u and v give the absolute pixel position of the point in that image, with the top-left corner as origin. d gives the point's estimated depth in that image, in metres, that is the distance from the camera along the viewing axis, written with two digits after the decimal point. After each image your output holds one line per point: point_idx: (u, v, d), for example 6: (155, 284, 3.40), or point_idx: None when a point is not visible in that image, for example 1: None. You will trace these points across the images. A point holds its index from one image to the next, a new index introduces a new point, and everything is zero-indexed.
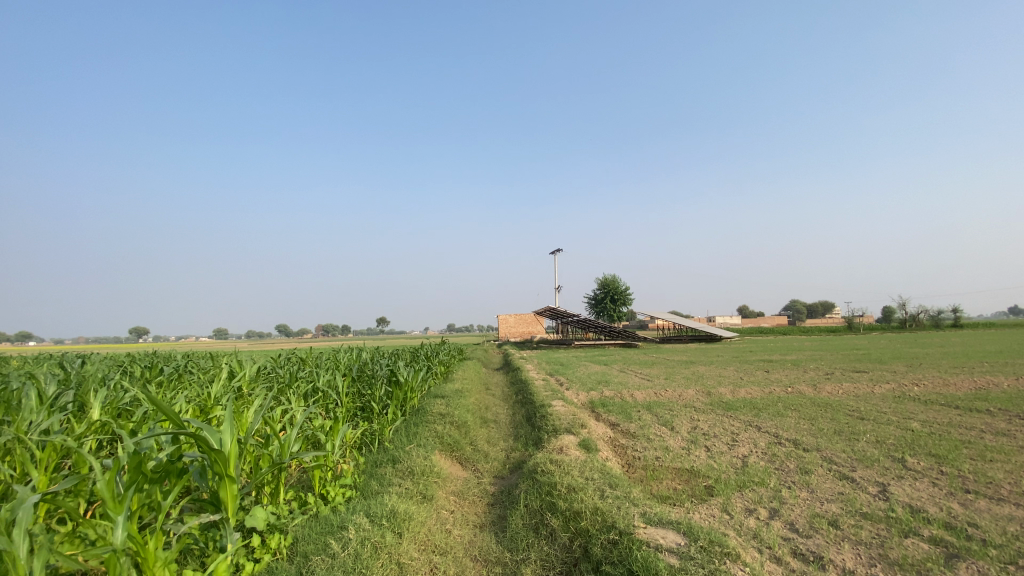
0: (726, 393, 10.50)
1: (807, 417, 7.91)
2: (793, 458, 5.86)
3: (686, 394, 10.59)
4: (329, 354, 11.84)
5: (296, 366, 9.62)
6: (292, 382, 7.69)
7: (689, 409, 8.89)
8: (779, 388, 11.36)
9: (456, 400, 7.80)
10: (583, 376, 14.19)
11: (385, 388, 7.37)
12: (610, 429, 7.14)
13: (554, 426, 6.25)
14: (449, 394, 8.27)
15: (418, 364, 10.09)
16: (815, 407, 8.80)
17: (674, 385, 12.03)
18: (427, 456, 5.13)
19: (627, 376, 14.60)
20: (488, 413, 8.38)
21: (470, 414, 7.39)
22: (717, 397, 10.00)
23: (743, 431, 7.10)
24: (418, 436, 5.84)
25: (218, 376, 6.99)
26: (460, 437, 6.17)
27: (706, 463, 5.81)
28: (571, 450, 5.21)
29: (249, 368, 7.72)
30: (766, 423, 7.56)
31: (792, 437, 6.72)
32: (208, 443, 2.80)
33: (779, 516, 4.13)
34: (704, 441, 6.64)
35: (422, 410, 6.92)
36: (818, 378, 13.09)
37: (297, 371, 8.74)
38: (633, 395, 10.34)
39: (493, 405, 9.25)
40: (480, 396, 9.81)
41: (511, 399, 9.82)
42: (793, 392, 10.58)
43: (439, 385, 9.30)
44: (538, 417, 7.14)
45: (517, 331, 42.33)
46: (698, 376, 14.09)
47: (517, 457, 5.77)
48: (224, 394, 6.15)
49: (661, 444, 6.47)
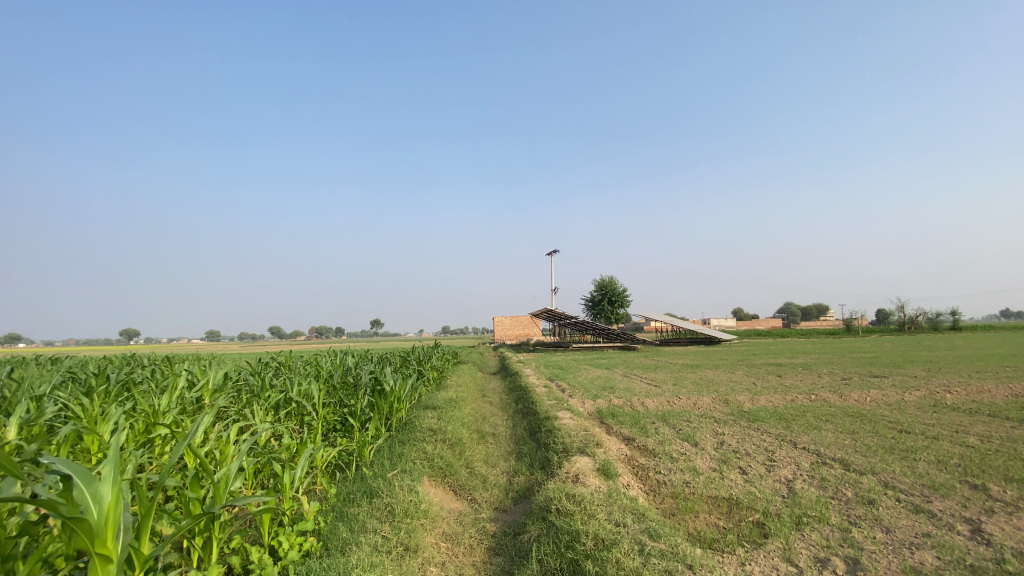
0: (746, 401, 9.62)
1: (846, 431, 7.02)
2: (847, 484, 4.99)
3: (701, 401, 9.69)
4: (311, 358, 10.89)
5: (272, 371, 8.68)
6: (262, 392, 6.76)
7: (709, 420, 7.97)
8: (800, 394, 10.51)
9: (450, 411, 6.85)
10: (587, 382, 13.27)
11: (368, 399, 6.39)
12: (626, 446, 6.23)
13: (564, 446, 5.31)
14: (442, 404, 7.31)
15: (407, 369, 9.11)
16: (850, 418, 7.94)
17: (686, 393, 11.12)
18: (412, 486, 4.18)
19: (633, 381, 13.72)
20: (485, 426, 7.42)
21: (466, 429, 6.45)
22: (736, 406, 9.12)
23: (778, 447, 6.21)
24: (404, 458, 4.88)
25: (170, 386, 5.97)
26: (454, 458, 5.22)
27: (744, 489, 4.91)
28: (589, 478, 4.28)
29: (212, 375, 6.73)
30: (802, 437, 6.67)
31: (838, 455, 5.84)
32: (62, 509, 1.85)
33: (863, 570, 3.24)
34: (737, 460, 5.72)
35: (410, 425, 5.96)
36: (838, 384, 12.22)
37: (272, 378, 7.82)
38: (644, 404, 9.44)
39: (491, 415, 8.30)
40: (476, 405, 8.87)
41: (510, 408, 8.89)
42: (818, 400, 9.71)
43: (431, 392, 8.36)
44: (544, 432, 6.20)
45: (513, 334, 41.43)
46: (709, 382, 13.22)
47: (522, 484, 4.82)
48: (176, 408, 5.24)
49: (688, 465, 5.53)
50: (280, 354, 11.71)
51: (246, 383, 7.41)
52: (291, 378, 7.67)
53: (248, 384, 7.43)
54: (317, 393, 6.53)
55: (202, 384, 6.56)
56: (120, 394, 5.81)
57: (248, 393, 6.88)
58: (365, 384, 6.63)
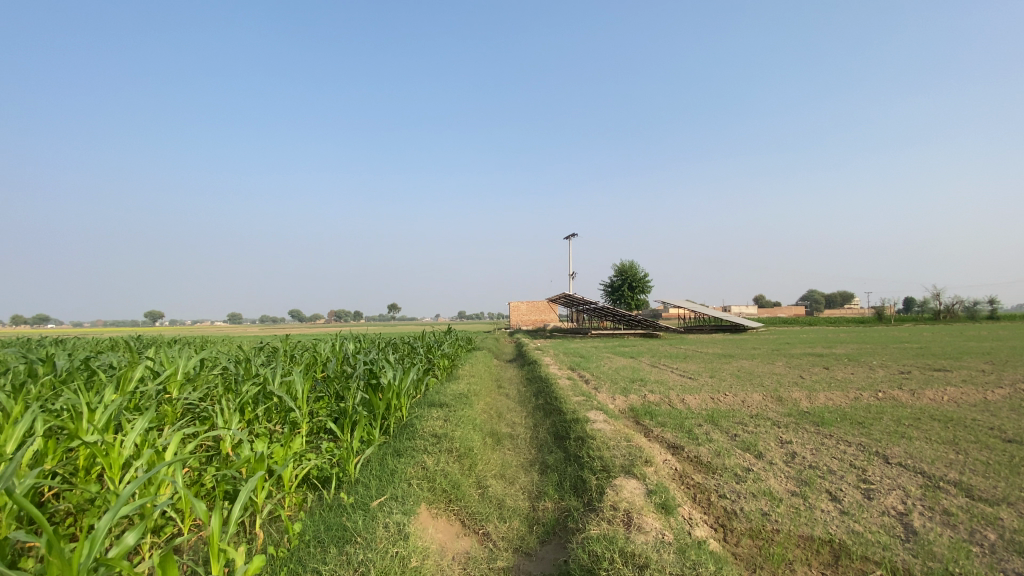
0: (802, 399, 8.33)
1: (943, 442, 5.75)
2: (983, 522, 3.79)
3: (750, 398, 8.44)
4: (309, 343, 9.92)
5: (262, 358, 7.72)
6: (241, 385, 5.79)
7: (767, 423, 6.74)
8: (862, 391, 9.18)
9: (460, 410, 5.70)
10: (612, 373, 12.11)
11: (361, 396, 5.28)
12: (675, 459, 5.05)
13: (604, 464, 4.13)
14: (451, 400, 6.15)
15: (414, 358, 7.98)
16: (939, 423, 6.63)
17: (728, 387, 9.87)
18: (403, 524, 3.05)
19: (663, 372, 12.48)
20: (502, 427, 6.29)
21: (478, 432, 5.32)
22: (794, 405, 7.84)
23: (868, 464, 5.01)
24: (396, 477, 3.76)
25: (123, 379, 4.97)
26: (462, 476, 4.09)
27: (845, 526, 3.74)
28: (646, 518, 3.11)
29: (182, 364, 5.73)
30: (893, 450, 5.44)
31: (953, 478, 4.60)
32: None
33: None
34: (822, 482, 4.55)
35: (410, 429, 4.84)
36: (899, 379, 10.82)
37: (258, 366, 6.85)
38: (683, 400, 8.23)
39: (509, 413, 7.17)
40: (491, 400, 7.74)
41: (530, 404, 7.73)
42: (887, 399, 8.39)
43: (441, 385, 7.27)
44: (575, 440, 5.02)
45: (529, 320, 40.39)
46: (749, 374, 11.92)
47: (550, 513, 3.67)
48: (117, 409, 4.22)
49: (760, 487, 4.37)
50: (279, 338, 10.78)
51: (225, 373, 6.45)
52: (280, 367, 6.69)
53: (230, 375, 6.48)
54: (302, 387, 5.51)
55: (169, 376, 5.62)
56: (65, 386, 4.89)
57: (226, 386, 5.91)
58: (358, 377, 5.55)
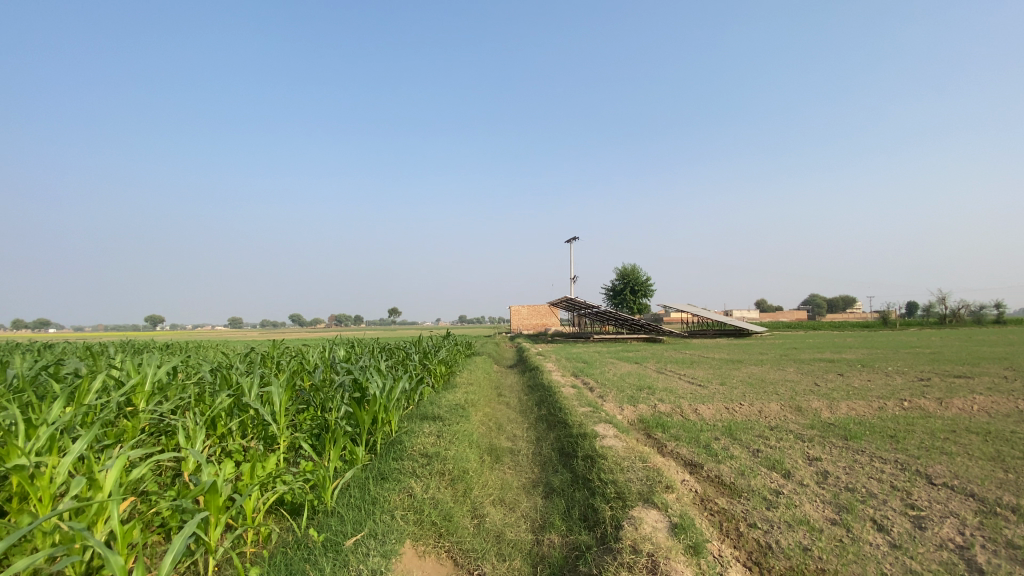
0: (823, 409, 7.79)
1: (988, 459, 5.22)
2: None
3: (767, 409, 7.90)
4: (299, 348, 9.40)
5: (246, 364, 7.22)
6: (214, 396, 5.29)
7: (789, 436, 6.20)
8: (885, 400, 8.63)
9: (456, 424, 5.16)
10: (617, 379, 11.58)
11: (344, 409, 4.76)
12: (695, 481, 4.52)
13: (618, 490, 3.60)
14: (446, 412, 5.61)
15: (408, 364, 7.45)
16: (977, 437, 6.10)
17: (741, 396, 9.32)
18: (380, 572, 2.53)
19: (670, 379, 11.94)
20: (501, 442, 5.76)
21: (475, 449, 4.78)
22: (815, 416, 7.31)
23: (912, 487, 4.47)
24: (377, 508, 3.23)
25: (79, 391, 4.47)
26: (455, 504, 3.57)
27: (900, 563, 3.21)
28: (674, 565, 2.58)
29: (150, 372, 5.22)
30: (935, 470, 4.90)
31: (1012, 503, 4.07)
32: None
33: None
34: (864, 509, 4.02)
35: (398, 447, 4.31)
36: (920, 387, 10.27)
37: (239, 374, 6.34)
38: (696, 410, 7.68)
39: (509, 425, 6.65)
40: (489, 411, 7.20)
41: (532, 415, 7.19)
42: (914, 409, 7.84)
43: (435, 394, 6.74)
44: (584, 460, 4.49)
45: (530, 325, 39.93)
46: (761, 382, 11.37)
47: (557, 550, 3.14)
48: (62, 426, 3.73)
49: (795, 515, 3.84)
50: (268, 344, 10.27)
51: (200, 383, 5.95)
52: (262, 375, 6.18)
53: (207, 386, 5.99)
54: (280, 399, 5.00)
55: (135, 386, 5.13)
56: (14, 398, 4.40)
57: (200, 397, 5.41)
58: (342, 387, 5.05)
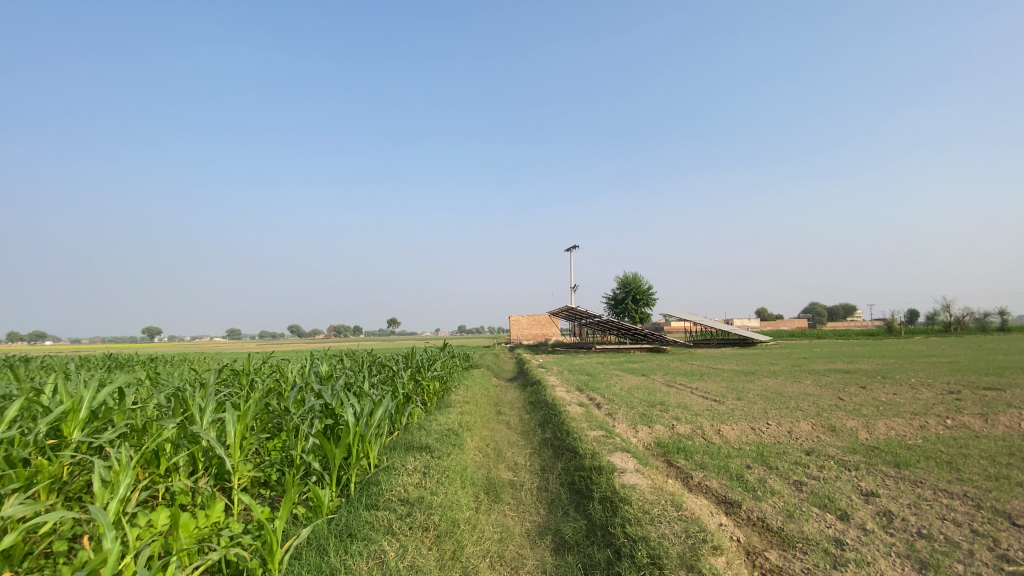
0: (859, 429, 6.98)
1: None
2: None
3: (798, 429, 7.08)
4: (280, 363, 8.60)
5: (213, 383, 6.41)
6: (163, 424, 4.48)
7: (832, 464, 5.40)
8: (924, 417, 7.81)
9: (446, 457, 4.35)
10: (625, 394, 10.76)
11: (311, 442, 3.96)
12: (740, 530, 3.72)
13: (654, 553, 2.80)
14: (436, 439, 4.79)
15: (397, 381, 6.63)
16: None
17: (763, 413, 8.52)
18: None
19: (682, 394, 11.11)
20: (501, 473, 4.93)
21: (467, 487, 3.97)
22: (853, 438, 6.50)
23: (1000, 533, 3.68)
24: None
25: None
26: (441, 572, 2.76)
27: None
28: None
29: (87, 397, 4.43)
30: (1018, 508, 4.10)
31: None
32: None
33: None
34: (955, 567, 3.22)
35: (372, 491, 3.50)
36: (955, 401, 9.45)
37: (202, 394, 5.54)
38: (719, 431, 6.87)
39: (509, 451, 5.83)
40: (487, 435, 6.37)
41: (535, 438, 6.37)
42: (959, 428, 7.04)
43: (426, 417, 5.92)
44: (602, 504, 3.68)
45: (530, 334, 39.11)
46: (781, 396, 10.54)
47: None
48: None
49: None
50: (248, 358, 9.48)
51: (153, 407, 5.14)
52: (225, 397, 5.38)
53: (160, 413, 5.17)
54: (238, 428, 4.19)
55: (67, 413, 4.32)
56: None
57: (148, 425, 4.61)
58: (312, 413, 4.24)
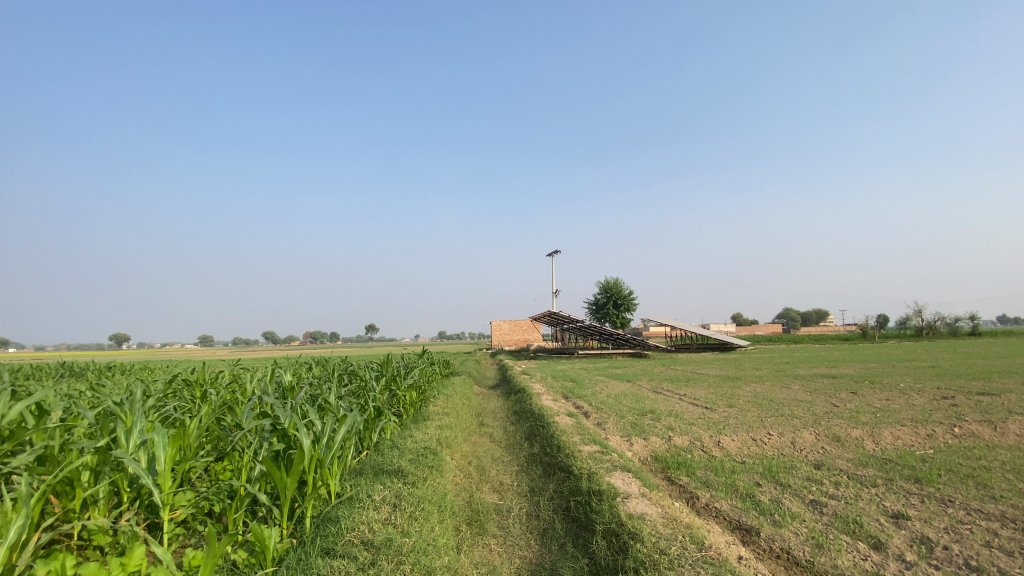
0: (865, 440, 6.59)
1: None
2: None
3: (801, 439, 6.64)
4: (241, 372, 7.83)
5: (158, 397, 5.65)
6: (82, 447, 3.74)
7: (848, 480, 4.94)
8: (926, 426, 7.49)
9: (420, 482, 3.72)
10: (614, 402, 10.23)
11: (257, 469, 3.28)
12: (767, 567, 3.19)
13: None
14: (410, 461, 4.14)
15: (367, 391, 5.96)
16: None
17: (760, 422, 8.11)
18: None
19: (672, 401, 10.65)
20: (485, 498, 4.30)
21: (446, 521, 3.35)
22: (861, 449, 6.09)
23: None
24: None
25: None
26: None
27: None
28: None
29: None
30: None
31: None
32: None
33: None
34: None
35: (328, 533, 2.86)
36: (951, 408, 9.20)
37: (141, 407, 4.78)
38: (719, 443, 6.38)
39: (494, 469, 5.22)
40: (468, 451, 5.73)
41: (522, 454, 5.76)
42: (967, 438, 6.71)
43: (400, 433, 5.26)
44: (608, 541, 3.10)
45: (512, 340, 38.55)
46: (774, 403, 10.17)
47: None
48: None
49: None
50: (207, 367, 8.67)
51: (78, 424, 4.39)
52: (165, 412, 4.64)
53: (87, 431, 4.43)
54: (170, 453, 3.50)
55: None
56: None
57: (66, 447, 3.87)
58: (261, 434, 3.58)
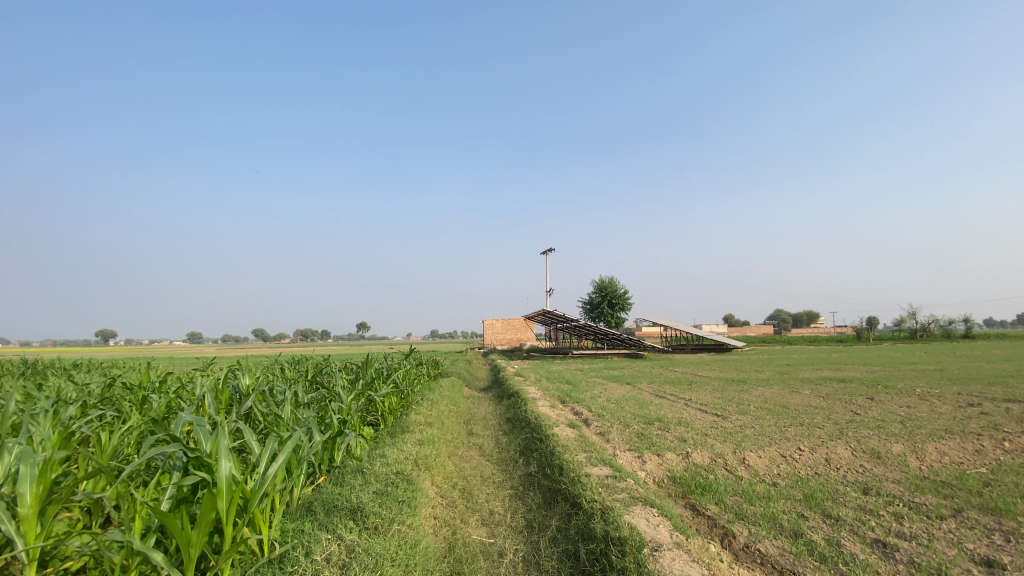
0: (908, 456, 5.77)
1: None
2: None
3: (836, 456, 5.80)
4: (197, 373, 6.89)
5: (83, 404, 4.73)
6: None
7: (911, 511, 4.10)
8: (968, 438, 6.69)
9: (384, 530, 2.84)
10: (617, 408, 9.35)
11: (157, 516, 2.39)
12: None
13: None
14: (375, 494, 3.26)
15: (335, 399, 5.06)
16: None
17: (780, 432, 7.28)
18: None
19: (679, 407, 9.78)
20: (472, 537, 3.41)
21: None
22: (908, 469, 5.26)
23: None
24: None
25: None
26: None
27: None
28: None
29: None
30: None
31: None
32: None
33: None
34: None
35: None
36: (983, 417, 8.43)
37: (46, 417, 3.87)
38: (745, 461, 5.51)
39: (483, 493, 4.35)
40: (452, 471, 4.83)
41: (516, 475, 4.88)
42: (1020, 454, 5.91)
43: (370, 453, 4.37)
44: None
45: (505, 340, 37.66)
46: (788, 410, 9.37)
47: None
48: None
49: None
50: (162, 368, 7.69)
51: None
52: (73, 427, 3.70)
53: None
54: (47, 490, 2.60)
55: None
56: None
57: None
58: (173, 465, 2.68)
